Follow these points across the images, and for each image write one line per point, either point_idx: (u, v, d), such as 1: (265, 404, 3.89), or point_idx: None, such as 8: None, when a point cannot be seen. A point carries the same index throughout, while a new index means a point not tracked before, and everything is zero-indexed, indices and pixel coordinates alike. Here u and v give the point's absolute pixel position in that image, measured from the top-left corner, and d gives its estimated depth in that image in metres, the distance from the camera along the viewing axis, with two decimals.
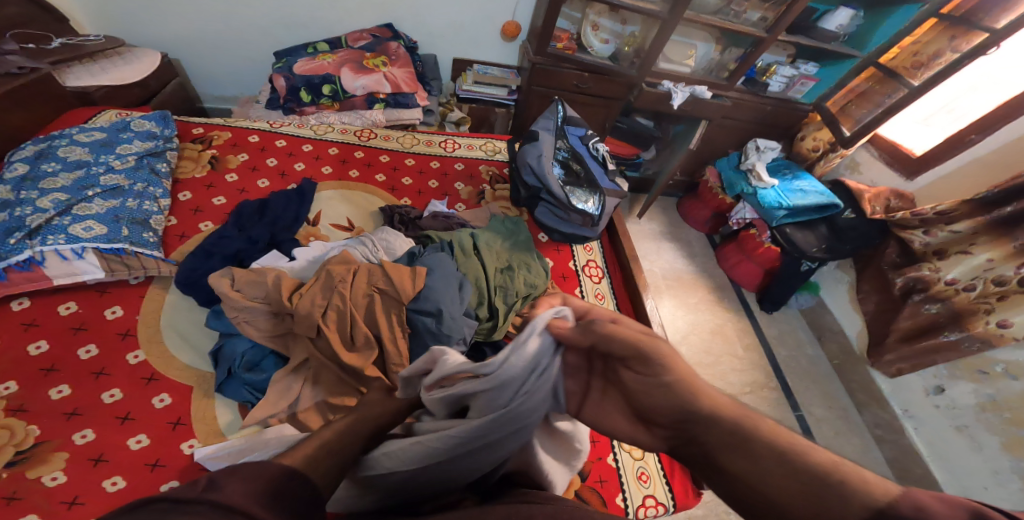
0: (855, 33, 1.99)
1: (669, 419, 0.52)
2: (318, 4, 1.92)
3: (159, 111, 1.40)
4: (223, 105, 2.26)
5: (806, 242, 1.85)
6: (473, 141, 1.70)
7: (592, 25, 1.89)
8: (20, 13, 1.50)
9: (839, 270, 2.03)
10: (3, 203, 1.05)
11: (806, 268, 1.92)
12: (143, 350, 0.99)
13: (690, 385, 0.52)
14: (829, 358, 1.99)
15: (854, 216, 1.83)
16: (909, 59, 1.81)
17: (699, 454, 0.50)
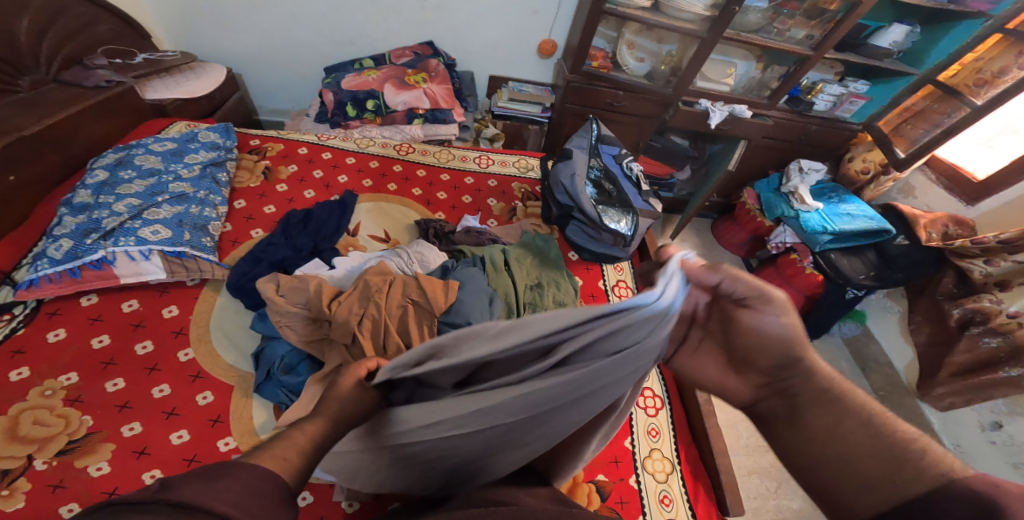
0: (910, 49, 1.90)
1: (770, 364, 0.69)
2: (367, 23, 2.02)
3: (223, 125, 1.51)
4: (275, 117, 2.41)
5: (851, 269, 1.78)
6: (507, 158, 1.74)
7: (628, 43, 1.92)
8: (109, 30, 1.68)
9: (888, 298, 1.94)
10: (84, 205, 1.15)
11: (852, 297, 1.83)
12: (193, 348, 1.06)
13: (799, 339, 0.68)
14: (874, 389, 1.89)
15: (906, 243, 1.73)
16: (971, 76, 1.71)
17: (789, 401, 0.67)
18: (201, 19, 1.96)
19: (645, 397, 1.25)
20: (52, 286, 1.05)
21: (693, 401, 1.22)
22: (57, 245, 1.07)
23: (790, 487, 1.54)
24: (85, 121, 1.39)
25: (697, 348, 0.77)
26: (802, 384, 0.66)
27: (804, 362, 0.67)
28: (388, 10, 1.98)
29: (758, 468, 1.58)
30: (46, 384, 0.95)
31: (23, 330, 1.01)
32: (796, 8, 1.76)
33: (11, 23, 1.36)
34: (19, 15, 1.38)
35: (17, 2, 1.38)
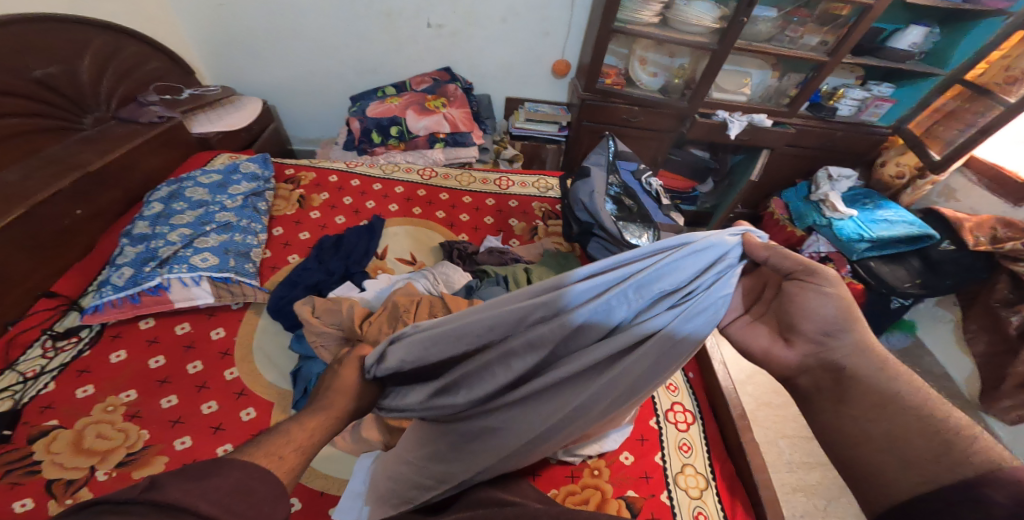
0: (932, 50, 1.90)
1: (817, 329, 0.71)
2: (389, 53, 2.14)
3: (262, 156, 1.62)
4: (307, 146, 2.55)
5: (894, 277, 1.70)
6: (526, 178, 1.78)
7: (640, 59, 1.95)
8: (158, 67, 1.84)
9: (939, 307, 1.86)
10: (143, 236, 1.27)
11: (898, 306, 1.73)
12: (238, 367, 1.13)
13: (852, 311, 0.70)
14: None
15: (953, 248, 1.65)
16: (1001, 74, 1.64)
17: (837, 373, 0.70)
18: (239, 55, 2.12)
19: (675, 412, 1.25)
20: (115, 311, 1.14)
21: (727, 416, 1.21)
22: (119, 273, 1.17)
23: (840, 506, 1.47)
24: (141, 156, 1.52)
25: (750, 320, 0.78)
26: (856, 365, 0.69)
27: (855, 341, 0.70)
28: (407, 39, 2.09)
29: (804, 485, 1.52)
30: (109, 400, 1.03)
31: (88, 351, 1.12)
32: (806, 16, 1.79)
33: (74, 64, 1.49)
34: (81, 56, 1.52)
35: (80, 44, 1.51)
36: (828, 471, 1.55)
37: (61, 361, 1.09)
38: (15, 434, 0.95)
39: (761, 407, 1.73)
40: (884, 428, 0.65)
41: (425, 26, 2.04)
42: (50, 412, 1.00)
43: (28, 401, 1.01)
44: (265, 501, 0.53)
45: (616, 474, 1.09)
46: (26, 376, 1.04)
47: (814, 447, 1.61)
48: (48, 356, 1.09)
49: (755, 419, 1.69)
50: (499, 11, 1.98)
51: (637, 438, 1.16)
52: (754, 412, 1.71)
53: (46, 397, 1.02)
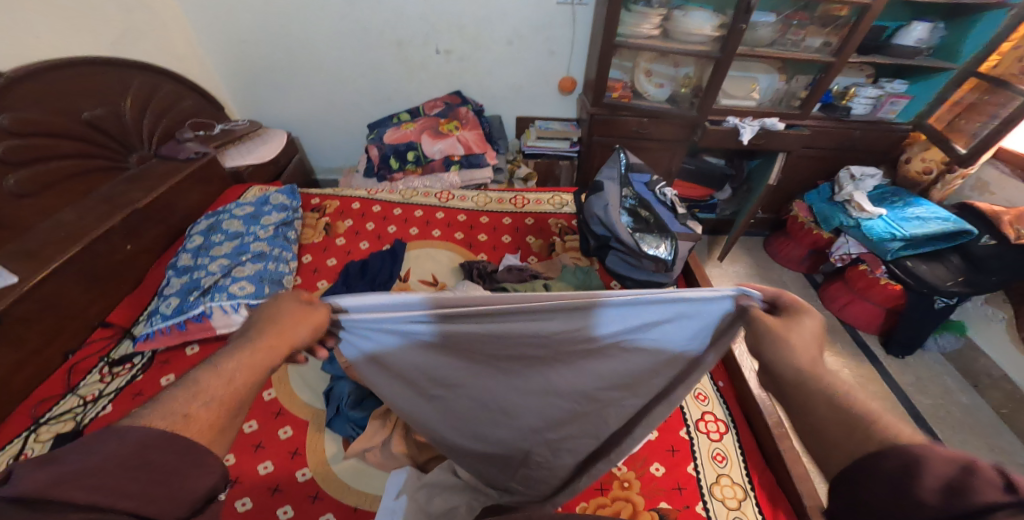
0: (941, 44, 1.89)
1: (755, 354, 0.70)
2: (403, 82, 2.23)
3: (290, 187, 1.70)
4: (331, 175, 2.66)
5: (935, 276, 1.65)
6: (541, 195, 1.82)
7: (645, 72, 2.00)
8: (192, 105, 1.97)
9: (988, 306, 1.77)
10: (186, 268, 1.37)
11: (942, 306, 1.69)
12: (275, 388, 1.20)
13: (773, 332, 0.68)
14: (993, 407, 1.69)
15: (994, 242, 1.57)
16: (1015, 64, 1.64)
17: (777, 385, 0.66)
18: (265, 90, 2.25)
19: (706, 422, 1.24)
20: (164, 338, 1.23)
21: (762, 424, 1.18)
22: (168, 302, 1.26)
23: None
24: (182, 191, 1.62)
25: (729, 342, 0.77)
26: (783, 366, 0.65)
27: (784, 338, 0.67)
28: (417, 65, 2.18)
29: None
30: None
31: (141, 376, 1.19)
32: (805, 18, 1.81)
33: (117, 105, 1.62)
34: (122, 97, 1.64)
35: (121, 85, 1.64)
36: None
37: (117, 385, 1.16)
38: None
39: None
40: (812, 431, 0.59)
41: (434, 52, 2.13)
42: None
43: (88, 422, 1.08)
44: (187, 468, 0.50)
45: (647, 485, 1.09)
46: (85, 399, 1.13)
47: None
48: (104, 381, 1.17)
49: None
50: (503, 33, 2.06)
51: (667, 449, 1.16)
52: None
53: (104, 419, 1.09)
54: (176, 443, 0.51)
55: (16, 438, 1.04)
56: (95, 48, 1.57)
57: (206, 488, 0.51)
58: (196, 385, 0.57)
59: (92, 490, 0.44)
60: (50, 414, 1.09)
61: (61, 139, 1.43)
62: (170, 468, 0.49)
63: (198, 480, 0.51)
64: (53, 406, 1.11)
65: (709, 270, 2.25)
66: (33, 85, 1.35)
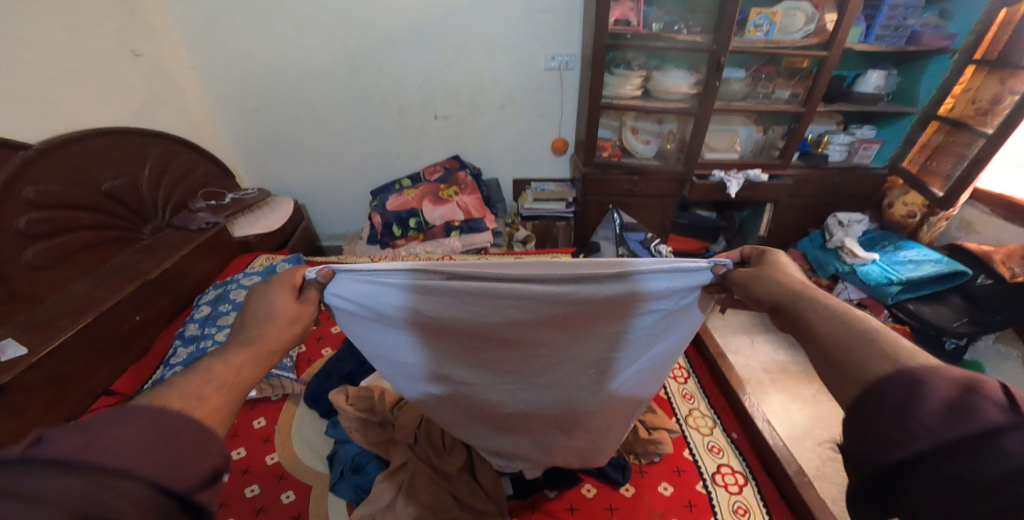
0: (897, 90, 2.04)
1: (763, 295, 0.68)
2: (404, 149, 2.36)
3: (296, 256, 1.78)
4: (335, 242, 2.74)
5: (939, 317, 1.65)
6: (540, 257, 1.87)
7: (632, 130, 2.12)
8: (204, 173, 2.07)
9: (1001, 344, 1.77)
10: (193, 337, 1.40)
11: (952, 347, 1.68)
12: (278, 452, 1.17)
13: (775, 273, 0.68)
14: None
15: (991, 281, 1.61)
16: (969, 106, 1.76)
17: (781, 307, 0.64)
18: (275, 160, 2.38)
19: (723, 474, 1.18)
20: None
21: (784, 474, 1.13)
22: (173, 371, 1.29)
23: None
24: (192, 259, 1.67)
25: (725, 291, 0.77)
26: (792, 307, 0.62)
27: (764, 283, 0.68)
28: (417, 131, 2.31)
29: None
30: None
31: None
32: (772, 71, 1.96)
33: (136, 177, 1.71)
34: (141, 167, 1.74)
35: (140, 157, 1.73)
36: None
37: None
38: None
39: (828, 463, 1.59)
40: (821, 358, 0.55)
41: (433, 118, 2.27)
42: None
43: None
44: (191, 452, 0.46)
45: None
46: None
47: None
48: None
49: (823, 476, 1.55)
50: (497, 99, 2.21)
51: (685, 504, 1.10)
52: (821, 468, 1.58)
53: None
54: (165, 417, 0.48)
55: None
56: (121, 117, 1.70)
57: (213, 469, 0.47)
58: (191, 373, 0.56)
59: (105, 453, 0.41)
60: None
61: (81, 211, 1.50)
62: (171, 451, 0.45)
63: (201, 463, 0.46)
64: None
65: (713, 322, 2.25)
66: (58, 156, 1.43)
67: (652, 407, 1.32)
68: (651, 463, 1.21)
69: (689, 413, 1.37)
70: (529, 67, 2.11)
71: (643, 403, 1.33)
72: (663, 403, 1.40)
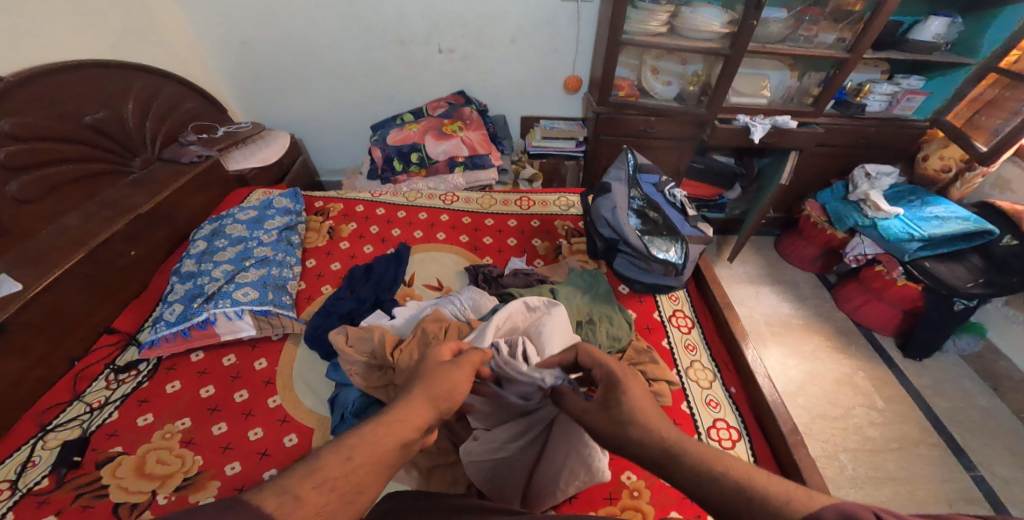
0: (959, 40, 1.87)
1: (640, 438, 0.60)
2: (406, 82, 2.21)
3: (293, 190, 1.71)
4: (334, 177, 2.67)
5: (954, 277, 1.61)
6: (548, 197, 1.81)
7: (651, 69, 1.97)
8: (195, 108, 1.96)
9: (1010, 307, 1.73)
10: (190, 273, 1.38)
11: (961, 307, 1.64)
12: (280, 395, 1.18)
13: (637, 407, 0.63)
14: (1015, 411, 1.64)
15: (1016, 243, 1.55)
16: None
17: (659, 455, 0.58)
18: (268, 91, 2.24)
19: (718, 429, 1.16)
20: (169, 345, 1.23)
21: (777, 433, 1.12)
22: (172, 309, 1.27)
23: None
24: (186, 196, 1.61)
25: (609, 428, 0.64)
26: (680, 475, 0.55)
27: (641, 444, 0.60)
28: (421, 65, 2.15)
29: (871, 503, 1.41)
30: (166, 428, 1.09)
31: (146, 383, 1.19)
32: (818, 13, 1.78)
33: (119, 109, 1.60)
34: (124, 100, 1.63)
35: (121, 89, 1.62)
36: (901, 487, 1.44)
37: (122, 392, 1.17)
38: (85, 460, 1.03)
39: (816, 419, 1.62)
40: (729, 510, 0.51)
41: (437, 52, 2.10)
42: (114, 440, 1.07)
43: (94, 430, 1.09)
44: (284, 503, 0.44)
45: (658, 495, 1.02)
46: (92, 407, 1.14)
47: (884, 462, 1.51)
48: (110, 388, 1.18)
49: (811, 432, 1.59)
50: (507, 33, 2.03)
51: None
52: (809, 425, 1.61)
53: (110, 427, 1.09)
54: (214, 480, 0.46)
55: (22, 446, 1.05)
56: (97, 49, 1.56)
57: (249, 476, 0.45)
58: (317, 461, 0.52)
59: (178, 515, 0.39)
60: (56, 421, 1.11)
61: (64, 144, 1.42)
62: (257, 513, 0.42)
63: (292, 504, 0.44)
64: (59, 413, 1.12)
65: (718, 270, 2.22)
66: (32, 88, 1.33)
67: (653, 357, 1.22)
68: None
69: (691, 365, 1.30)
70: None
71: (645, 353, 1.24)
72: (664, 351, 1.32)
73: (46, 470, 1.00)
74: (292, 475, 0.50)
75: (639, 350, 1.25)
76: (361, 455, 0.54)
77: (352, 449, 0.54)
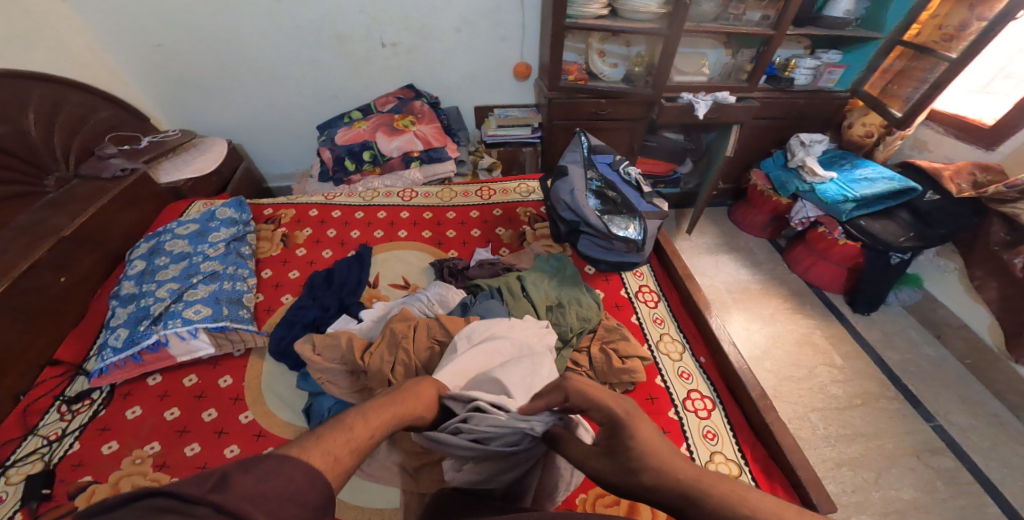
0: (866, 15, 1.99)
1: (662, 489, 0.60)
2: (349, 78, 2.13)
3: (236, 198, 1.61)
4: (283, 182, 2.55)
5: (887, 233, 1.74)
6: (507, 185, 1.81)
7: (598, 52, 1.99)
8: (109, 116, 1.81)
9: (940, 257, 1.88)
10: (131, 296, 1.28)
11: (897, 261, 1.79)
12: (252, 410, 1.12)
13: (653, 458, 0.62)
14: (958, 358, 1.80)
15: (938, 198, 1.71)
16: (936, 32, 1.77)
17: (684, 502, 0.58)
18: (198, 96, 2.10)
19: (693, 400, 1.21)
20: (120, 371, 1.14)
21: (748, 398, 1.18)
22: (116, 335, 1.18)
23: (892, 477, 1.47)
24: (115, 215, 1.49)
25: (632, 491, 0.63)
26: (701, 518, 0.57)
27: (659, 490, 0.60)
28: (363, 61, 2.08)
29: (846, 459, 1.52)
30: (136, 454, 1.02)
31: (104, 411, 1.11)
32: None
33: (20, 124, 1.45)
34: (23, 113, 1.47)
35: (18, 101, 1.46)
36: (870, 442, 1.55)
37: (80, 421, 1.09)
38: (55, 492, 0.96)
39: (784, 382, 1.73)
40: None
41: (380, 46, 2.04)
42: (82, 469, 0.99)
43: (59, 461, 1.01)
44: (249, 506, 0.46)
45: None
46: (50, 439, 1.05)
47: (850, 419, 1.62)
48: (65, 419, 1.09)
49: (781, 395, 1.68)
50: (449, 23, 2.00)
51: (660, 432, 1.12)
52: (777, 388, 1.70)
53: (76, 456, 1.02)
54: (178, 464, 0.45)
55: None
56: None
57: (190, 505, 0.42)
58: (350, 430, 0.61)
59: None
60: (14, 456, 1.02)
61: None
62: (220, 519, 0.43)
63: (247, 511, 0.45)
64: (15, 448, 1.03)
65: (679, 244, 2.30)
66: None
67: (623, 333, 1.25)
68: (626, 391, 1.19)
69: (660, 338, 1.35)
70: None
71: (615, 331, 1.26)
72: (634, 327, 1.36)
73: (17, 505, 0.93)
74: (328, 441, 0.58)
75: (608, 328, 1.28)
76: (382, 426, 0.65)
77: (374, 418, 0.65)
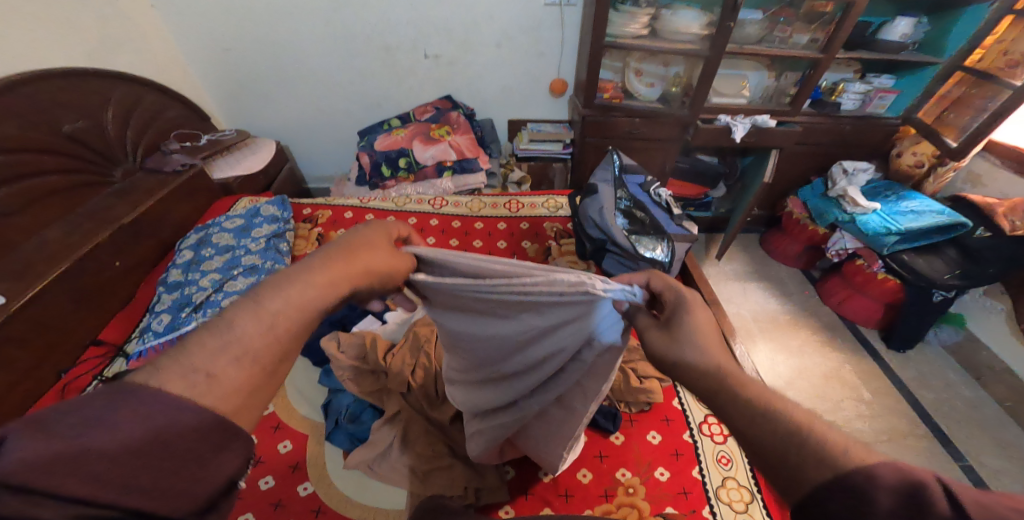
0: (925, 39, 1.94)
1: (695, 377, 0.61)
2: (391, 86, 2.21)
3: (280, 197, 1.70)
4: (322, 184, 2.65)
5: (931, 269, 1.66)
6: (536, 199, 1.83)
7: (635, 71, 2.01)
8: (175, 115, 1.94)
9: (987, 298, 1.77)
10: (177, 284, 1.37)
11: (941, 298, 1.69)
12: (273, 402, 1.17)
13: (699, 335, 0.64)
14: (998, 401, 1.69)
15: (989, 235, 1.59)
16: (1000, 58, 1.68)
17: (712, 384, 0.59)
18: (253, 98, 2.22)
19: (709, 425, 1.17)
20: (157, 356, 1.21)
21: None
22: (159, 320, 1.25)
23: None
24: (170, 206, 1.59)
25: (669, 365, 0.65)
26: (728, 406, 0.56)
27: (692, 373, 0.62)
28: (406, 71, 2.16)
29: None
30: None
31: None
32: (791, 15, 1.85)
33: (100, 118, 1.58)
34: (104, 108, 1.60)
35: (101, 97, 1.59)
36: None
37: None
38: None
39: None
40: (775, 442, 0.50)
41: (423, 57, 2.11)
42: None
43: None
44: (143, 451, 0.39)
45: (652, 492, 1.03)
46: None
47: None
48: None
49: None
50: (492, 37, 2.05)
51: (672, 453, 1.10)
52: None
53: None
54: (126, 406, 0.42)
55: None
56: (74, 57, 1.53)
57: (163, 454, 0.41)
58: (228, 326, 0.52)
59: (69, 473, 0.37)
60: None
61: (43, 154, 1.39)
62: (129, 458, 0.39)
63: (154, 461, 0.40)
64: None
65: (707, 268, 2.25)
66: (8, 97, 1.30)
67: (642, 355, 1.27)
68: (642, 411, 1.19)
69: None
70: (530, 2, 1.93)
71: (635, 351, 1.28)
72: None
73: None
74: (197, 355, 0.48)
75: (629, 349, 1.29)
76: (285, 313, 0.56)
77: (265, 314, 0.55)
